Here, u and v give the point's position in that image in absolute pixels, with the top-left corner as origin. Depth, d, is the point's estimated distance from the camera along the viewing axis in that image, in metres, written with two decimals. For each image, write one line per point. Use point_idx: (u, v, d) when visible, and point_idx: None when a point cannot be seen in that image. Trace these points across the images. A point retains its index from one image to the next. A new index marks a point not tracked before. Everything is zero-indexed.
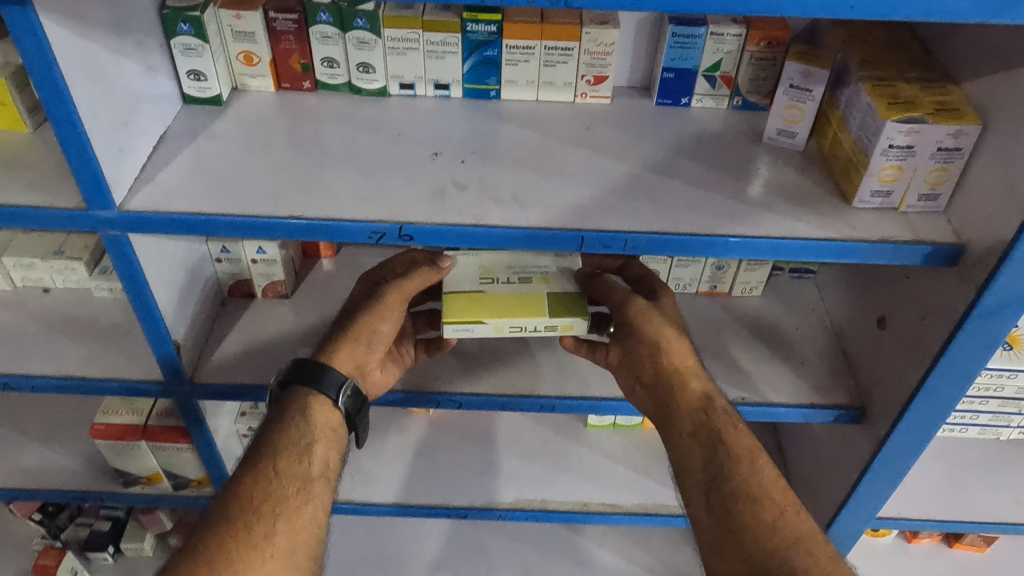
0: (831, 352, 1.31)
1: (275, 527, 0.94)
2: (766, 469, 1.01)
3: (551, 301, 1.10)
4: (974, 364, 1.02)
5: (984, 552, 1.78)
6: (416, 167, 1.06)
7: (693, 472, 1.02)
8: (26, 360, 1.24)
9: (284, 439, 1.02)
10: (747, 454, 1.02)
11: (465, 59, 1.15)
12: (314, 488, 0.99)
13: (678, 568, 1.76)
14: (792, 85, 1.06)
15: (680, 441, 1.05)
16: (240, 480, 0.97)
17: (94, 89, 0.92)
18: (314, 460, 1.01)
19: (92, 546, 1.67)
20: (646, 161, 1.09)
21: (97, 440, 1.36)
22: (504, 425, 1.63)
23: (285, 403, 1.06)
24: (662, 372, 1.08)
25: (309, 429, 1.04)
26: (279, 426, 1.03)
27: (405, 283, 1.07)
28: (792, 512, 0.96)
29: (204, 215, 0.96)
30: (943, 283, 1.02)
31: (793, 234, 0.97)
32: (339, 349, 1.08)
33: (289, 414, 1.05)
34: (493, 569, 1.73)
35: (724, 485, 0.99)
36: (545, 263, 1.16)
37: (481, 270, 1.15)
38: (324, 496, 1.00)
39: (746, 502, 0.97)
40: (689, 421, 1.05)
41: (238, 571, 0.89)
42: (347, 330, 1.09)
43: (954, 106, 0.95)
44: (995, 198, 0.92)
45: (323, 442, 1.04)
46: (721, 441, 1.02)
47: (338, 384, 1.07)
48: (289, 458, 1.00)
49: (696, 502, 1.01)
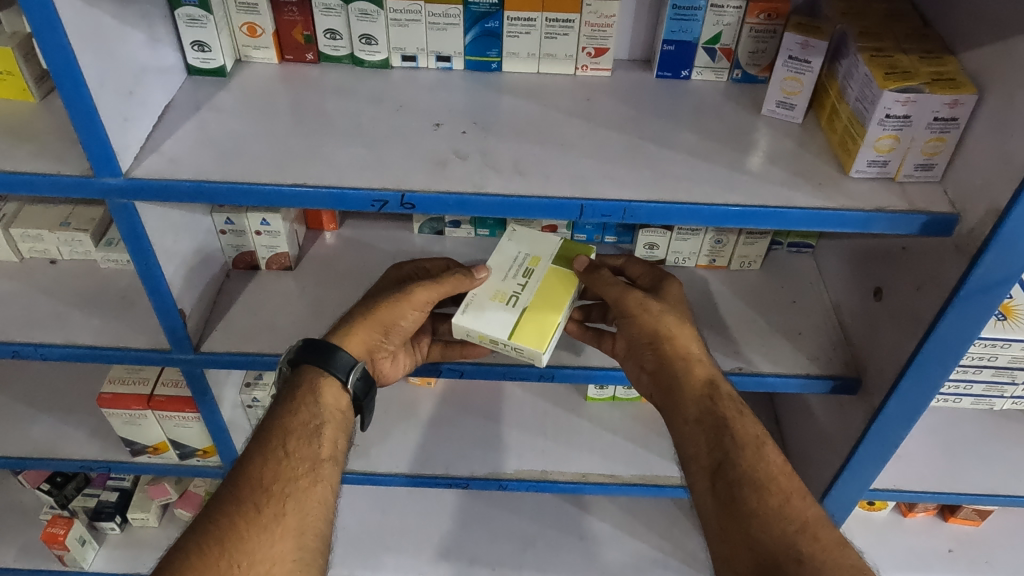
0: (828, 325, 1.33)
1: (285, 508, 0.96)
2: (771, 455, 1.02)
3: (562, 266, 1.16)
4: (965, 338, 1.04)
5: (979, 526, 1.80)
6: (417, 137, 1.07)
7: (698, 458, 1.05)
8: (35, 330, 1.25)
9: (294, 421, 1.03)
10: (753, 441, 1.04)
11: (467, 31, 1.16)
12: (323, 468, 1.01)
13: (676, 541, 1.78)
14: (791, 57, 1.07)
15: (685, 427, 1.07)
16: (250, 460, 0.99)
17: (100, 58, 0.93)
18: (323, 441, 1.03)
19: (100, 516, 1.71)
20: (646, 132, 1.10)
21: (105, 409, 1.38)
22: (505, 399, 1.65)
23: (295, 384, 1.07)
24: (665, 360, 1.11)
25: (319, 411, 1.05)
26: (288, 405, 1.05)
27: (441, 285, 1.12)
28: (798, 497, 0.98)
29: (209, 183, 0.98)
30: (938, 253, 1.03)
31: (790, 204, 0.99)
32: (354, 332, 1.10)
33: (299, 396, 1.06)
34: (494, 540, 1.76)
35: (729, 471, 1.01)
36: (515, 251, 1.18)
37: (497, 299, 1.12)
38: (333, 476, 1.02)
39: (752, 488, 0.98)
40: (694, 407, 1.07)
41: (248, 551, 0.91)
42: (368, 316, 1.11)
43: (951, 76, 0.96)
44: (989, 166, 0.93)
45: (332, 424, 1.05)
46: (727, 427, 1.04)
47: (348, 366, 1.08)
48: (299, 439, 1.02)
49: (701, 488, 1.03)
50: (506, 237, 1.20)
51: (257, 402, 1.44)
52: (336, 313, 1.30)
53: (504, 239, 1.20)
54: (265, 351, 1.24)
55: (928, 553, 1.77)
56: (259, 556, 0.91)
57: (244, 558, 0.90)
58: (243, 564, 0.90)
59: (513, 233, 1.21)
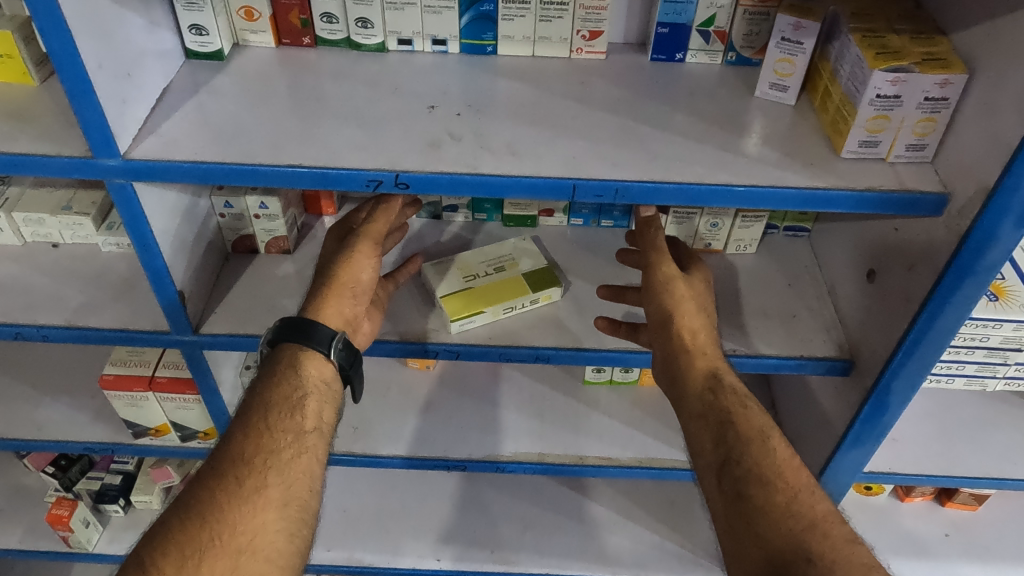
0: (822, 308, 1.33)
1: (266, 480, 0.96)
2: (778, 449, 1.02)
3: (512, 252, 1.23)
4: (949, 328, 1.05)
5: (975, 510, 1.81)
6: (412, 120, 1.08)
7: (704, 454, 1.05)
8: (38, 312, 1.27)
9: (275, 395, 1.04)
10: (758, 435, 1.03)
11: (462, 14, 1.17)
12: (306, 439, 1.02)
13: (675, 524, 1.79)
14: (783, 38, 1.07)
15: (691, 420, 1.08)
16: (232, 436, 0.99)
17: (97, 40, 0.95)
18: (306, 414, 1.04)
19: (104, 498, 1.73)
20: (640, 114, 1.10)
21: (107, 391, 1.39)
22: (504, 383, 1.66)
23: (275, 361, 1.09)
24: (674, 351, 1.13)
25: (300, 384, 1.06)
26: (269, 380, 1.06)
27: (374, 228, 1.18)
28: (805, 493, 0.96)
29: (206, 163, 0.99)
30: (929, 233, 1.04)
31: (780, 183, 0.99)
32: (327, 305, 1.12)
33: (280, 370, 1.07)
34: (493, 523, 1.78)
35: (734, 467, 1.00)
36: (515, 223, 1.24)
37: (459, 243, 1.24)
38: (317, 448, 1.03)
39: (758, 484, 0.97)
40: (698, 403, 1.08)
41: (229, 521, 0.92)
42: (331, 284, 1.13)
43: (941, 56, 0.96)
44: (980, 145, 0.93)
45: (316, 396, 1.06)
46: (732, 422, 1.04)
47: (328, 339, 1.09)
48: (280, 412, 1.02)
49: (710, 484, 1.03)
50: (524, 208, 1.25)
51: None
52: None
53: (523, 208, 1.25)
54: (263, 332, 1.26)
55: (925, 537, 1.78)
56: (240, 527, 0.92)
57: (226, 530, 0.91)
58: (225, 536, 0.91)
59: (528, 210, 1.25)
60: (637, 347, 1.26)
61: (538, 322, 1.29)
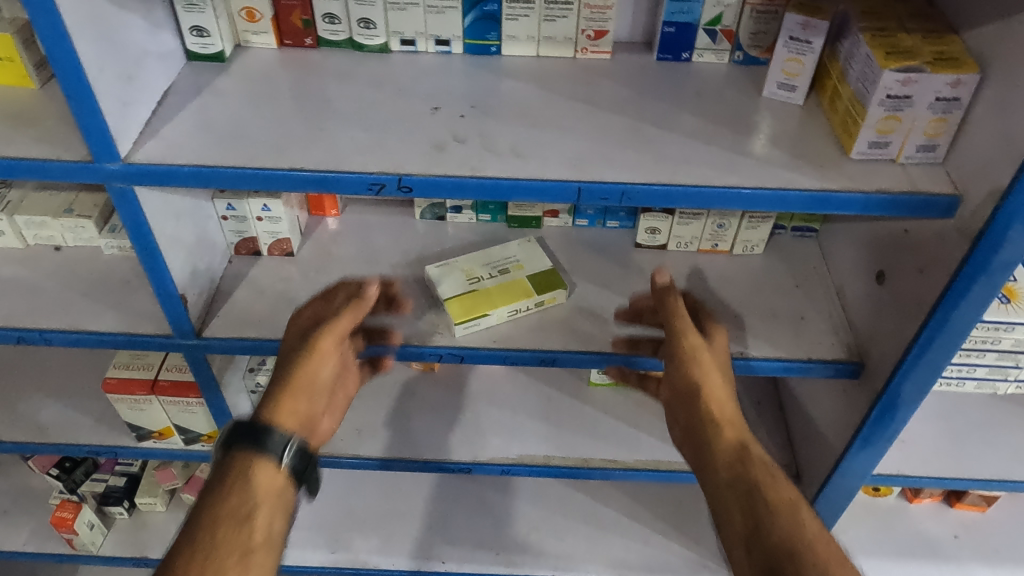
0: (831, 309, 1.32)
1: None
2: (808, 520, 0.98)
3: (531, 282, 1.30)
4: (960, 333, 1.03)
5: (984, 512, 1.80)
6: (416, 121, 1.07)
7: (732, 524, 1.02)
8: (41, 315, 1.26)
9: (223, 508, 0.98)
10: (787, 505, 1.00)
11: (466, 14, 1.16)
12: (254, 556, 0.95)
13: (681, 526, 1.78)
14: (791, 37, 1.05)
15: (719, 489, 1.06)
16: (175, 553, 0.92)
17: (98, 42, 0.93)
18: (254, 527, 0.98)
19: (109, 501, 1.72)
20: (646, 115, 1.09)
21: (110, 395, 1.39)
22: (509, 385, 1.65)
23: (224, 470, 1.05)
24: (701, 421, 1.11)
25: (250, 496, 1.02)
26: (218, 491, 1.01)
27: (338, 326, 1.15)
28: (837, 562, 0.92)
29: (208, 167, 0.98)
30: (941, 235, 1.02)
31: (790, 185, 0.98)
32: (281, 406, 1.11)
33: (228, 481, 1.03)
34: (498, 525, 1.78)
35: (762, 539, 0.97)
36: (513, 253, 1.34)
37: (465, 274, 1.30)
38: (266, 564, 0.96)
39: (787, 557, 0.93)
40: (726, 472, 1.06)
41: None
42: (285, 384, 1.13)
43: (953, 56, 0.94)
44: (992, 146, 0.92)
45: (264, 510, 1.01)
46: (760, 491, 1.02)
47: (282, 445, 1.07)
48: (226, 526, 0.96)
49: (738, 556, 0.99)
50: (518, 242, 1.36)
51: (262, 386, 1.46)
52: None
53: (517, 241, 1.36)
54: (267, 336, 1.25)
55: (934, 538, 1.76)
56: None
57: None
58: None
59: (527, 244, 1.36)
60: (644, 350, 1.24)
61: (543, 324, 1.28)
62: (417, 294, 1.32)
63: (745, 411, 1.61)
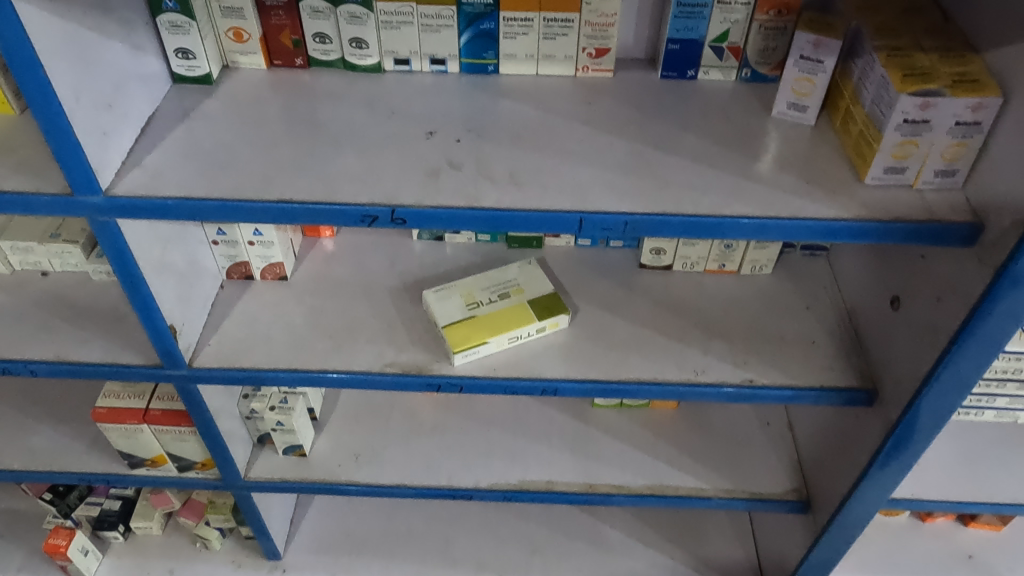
0: (843, 333, 1.27)
1: None
2: None
3: (533, 307, 1.25)
4: (981, 363, 0.99)
5: (1000, 531, 1.75)
6: (410, 147, 1.02)
7: None
8: (26, 346, 1.23)
9: None
10: None
11: (462, 32, 1.11)
12: None
13: (688, 547, 1.74)
14: (802, 56, 1.00)
15: None
16: None
17: (75, 71, 0.89)
18: None
19: (104, 525, 1.69)
20: (650, 138, 1.04)
21: (100, 424, 1.35)
22: (510, 405, 1.60)
23: None
24: None
25: None
26: None
27: None
28: None
29: (192, 200, 0.94)
30: (961, 263, 0.97)
31: (801, 214, 0.93)
32: None
33: None
34: (501, 547, 1.74)
35: None
36: (513, 276, 1.30)
37: (464, 298, 1.26)
38: None
39: None
40: None
41: None
42: None
43: (974, 77, 0.89)
44: (1015, 173, 0.87)
45: None
46: None
47: None
48: None
49: None
50: (518, 263, 1.32)
51: (257, 413, 1.42)
52: (333, 326, 1.26)
53: (517, 262, 1.32)
54: (259, 366, 1.21)
55: (949, 559, 1.72)
56: None
57: None
58: None
59: (527, 266, 1.31)
60: (650, 378, 1.20)
61: (545, 351, 1.24)
62: (414, 319, 1.28)
63: (754, 433, 1.57)
